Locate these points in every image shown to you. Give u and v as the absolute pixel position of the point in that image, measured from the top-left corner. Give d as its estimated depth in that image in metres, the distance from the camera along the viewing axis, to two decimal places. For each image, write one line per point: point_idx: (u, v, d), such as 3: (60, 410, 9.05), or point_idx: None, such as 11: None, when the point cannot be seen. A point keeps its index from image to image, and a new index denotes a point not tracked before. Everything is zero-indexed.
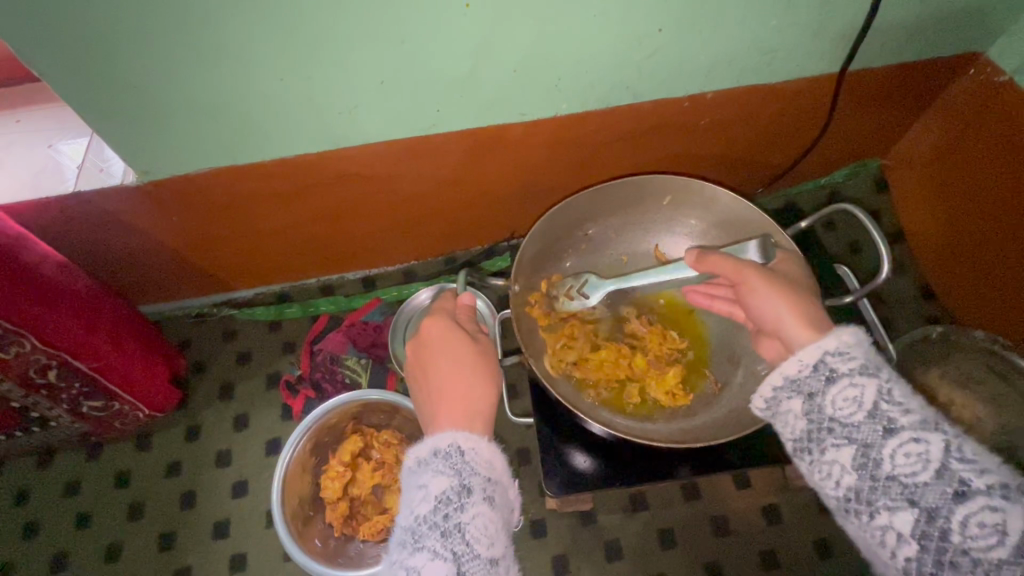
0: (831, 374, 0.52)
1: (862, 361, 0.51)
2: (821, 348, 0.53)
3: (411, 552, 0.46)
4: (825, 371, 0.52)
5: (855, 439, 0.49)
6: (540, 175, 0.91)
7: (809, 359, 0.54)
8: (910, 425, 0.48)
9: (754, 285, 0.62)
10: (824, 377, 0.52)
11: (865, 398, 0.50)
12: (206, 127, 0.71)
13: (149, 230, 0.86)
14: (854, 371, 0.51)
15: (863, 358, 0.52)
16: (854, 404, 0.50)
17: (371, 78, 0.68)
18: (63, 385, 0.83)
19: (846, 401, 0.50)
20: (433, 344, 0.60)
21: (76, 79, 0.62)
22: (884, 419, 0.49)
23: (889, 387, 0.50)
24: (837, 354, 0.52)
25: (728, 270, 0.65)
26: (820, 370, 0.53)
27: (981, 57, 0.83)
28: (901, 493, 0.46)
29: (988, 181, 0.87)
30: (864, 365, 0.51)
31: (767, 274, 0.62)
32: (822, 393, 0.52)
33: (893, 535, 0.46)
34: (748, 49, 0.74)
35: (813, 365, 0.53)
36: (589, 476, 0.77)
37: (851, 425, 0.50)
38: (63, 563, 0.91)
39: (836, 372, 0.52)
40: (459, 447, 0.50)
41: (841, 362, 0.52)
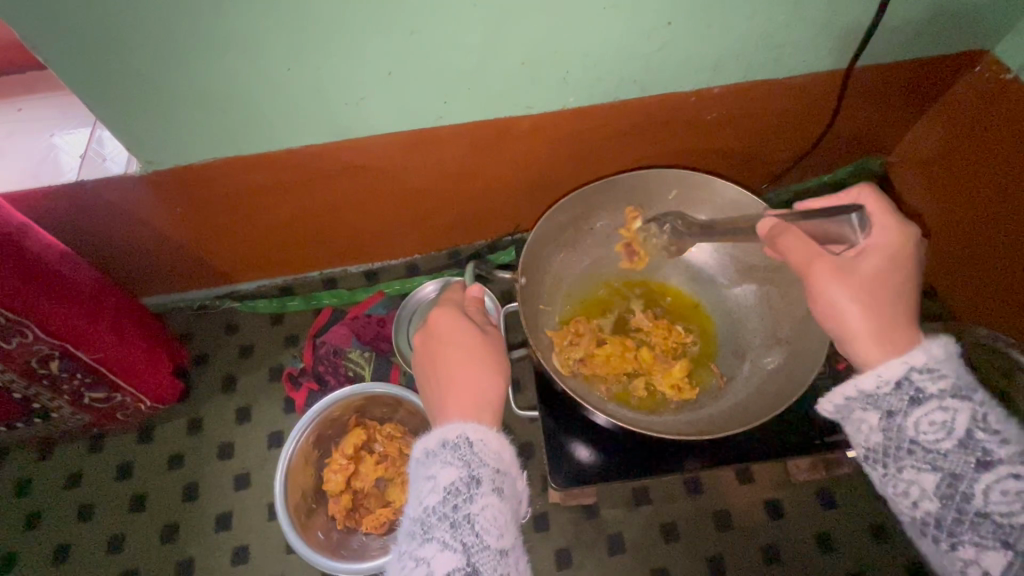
0: (918, 394, 0.49)
1: (953, 382, 0.49)
2: (906, 364, 0.50)
3: (420, 543, 0.46)
4: (910, 389, 0.50)
5: (941, 467, 0.47)
6: (546, 169, 0.91)
7: (891, 375, 0.51)
8: (1007, 460, 0.46)
9: (817, 283, 0.57)
10: (908, 397, 0.49)
11: (955, 424, 0.47)
12: (211, 116, 0.71)
13: (152, 220, 0.85)
14: (944, 394, 0.48)
15: (954, 379, 0.49)
16: (942, 430, 0.48)
17: (379, 70, 0.68)
18: (65, 376, 0.83)
19: (932, 426, 0.48)
20: (442, 335, 0.60)
21: (81, 66, 0.61)
22: (978, 449, 0.46)
23: (982, 414, 0.47)
24: (925, 372, 0.49)
25: (804, 253, 0.59)
26: (905, 388, 0.50)
27: (987, 54, 0.83)
28: (993, 530, 0.45)
29: (994, 178, 0.86)
30: (955, 386, 0.48)
31: (851, 267, 0.56)
32: (903, 412, 0.49)
33: (977, 570, 0.45)
34: (756, 44, 0.74)
35: (897, 382, 0.50)
36: (596, 469, 0.77)
37: (936, 452, 0.48)
38: (64, 553, 0.91)
39: (923, 393, 0.49)
40: (468, 438, 0.50)
41: (928, 382, 0.49)
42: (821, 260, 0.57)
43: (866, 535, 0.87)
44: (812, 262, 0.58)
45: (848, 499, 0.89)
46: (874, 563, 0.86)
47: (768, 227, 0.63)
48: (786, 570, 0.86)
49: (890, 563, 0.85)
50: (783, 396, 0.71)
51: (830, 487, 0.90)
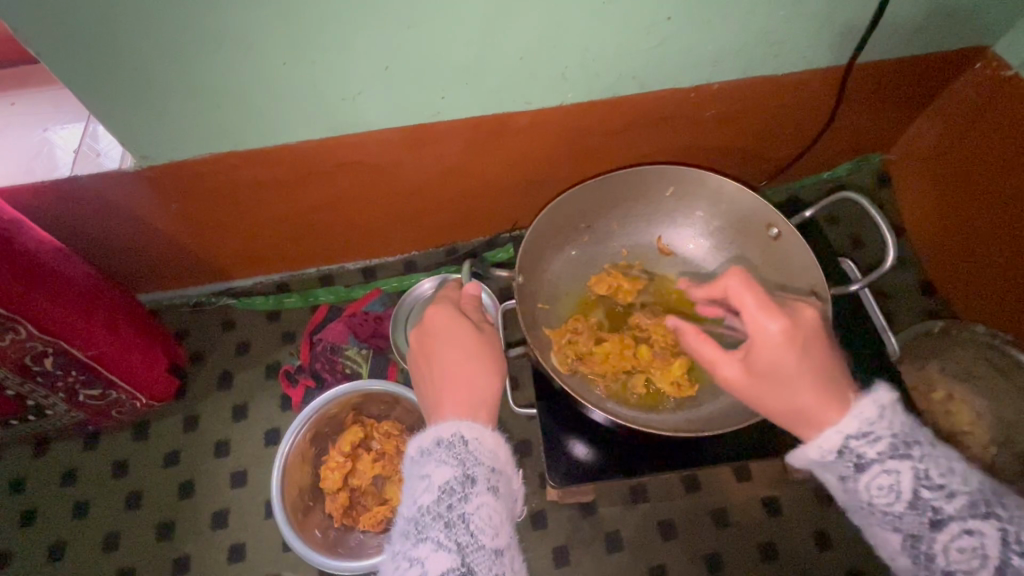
0: (859, 461, 0.49)
1: (890, 441, 0.48)
2: (840, 433, 0.50)
3: (414, 543, 0.45)
4: (851, 457, 0.49)
5: (902, 529, 0.48)
6: (543, 166, 0.90)
7: (829, 446, 0.50)
8: (958, 515, 0.46)
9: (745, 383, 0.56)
10: (852, 464, 0.49)
11: (902, 487, 0.47)
12: (206, 111, 0.70)
13: (147, 216, 0.85)
14: (883, 457, 0.48)
15: (891, 438, 0.48)
16: (890, 493, 0.48)
17: (375, 64, 0.67)
18: (59, 373, 0.82)
19: (881, 490, 0.48)
20: (438, 333, 0.60)
21: (73, 60, 0.61)
22: (928, 510, 0.47)
23: (924, 470, 0.47)
24: (860, 438, 0.49)
25: (751, 317, 0.55)
26: (846, 456, 0.49)
27: (988, 51, 0.83)
28: None
29: (992, 176, 0.87)
30: (891, 447, 0.48)
31: (797, 334, 0.53)
32: (853, 478, 0.49)
33: None
34: (756, 40, 0.73)
35: (837, 451, 0.50)
36: (594, 467, 0.77)
37: (893, 514, 0.48)
38: (59, 551, 0.91)
39: (863, 460, 0.49)
40: (463, 437, 0.50)
41: (867, 447, 0.49)
42: (767, 328, 0.54)
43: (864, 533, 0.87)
44: (760, 328, 0.54)
45: None
46: (871, 560, 0.86)
47: (718, 286, 0.60)
48: (784, 568, 0.86)
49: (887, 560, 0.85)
50: None
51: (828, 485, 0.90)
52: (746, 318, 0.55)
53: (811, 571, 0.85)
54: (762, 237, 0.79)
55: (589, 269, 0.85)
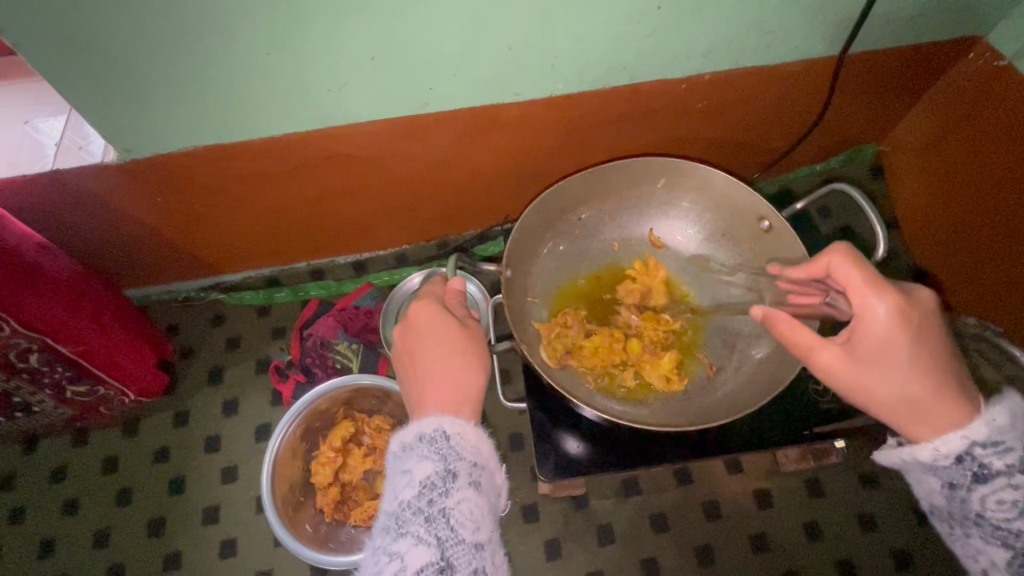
0: (983, 470, 0.51)
1: (1018, 455, 0.51)
2: (967, 440, 0.52)
3: (394, 538, 0.45)
4: (973, 465, 0.52)
5: (1012, 545, 0.51)
6: (534, 158, 0.89)
7: (951, 451, 0.52)
8: None
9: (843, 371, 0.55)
10: (973, 472, 0.52)
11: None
12: (189, 103, 0.69)
13: (132, 210, 0.84)
14: (1011, 470, 0.51)
15: (1020, 451, 0.51)
16: (1010, 508, 0.51)
17: (361, 54, 0.66)
18: (45, 370, 0.81)
19: (1000, 504, 0.51)
20: (421, 329, 0.59)
21: (49, 50, 0.59)
22: None
23: None
24: (987, 447, 0.51)
25: (859, 295, 0.54)
26: (967, 464, 0.52)
27: (980, 41, 0.83)
28: None
29: (982, 168, 0.86)
30: (1021, 461, 0.51)
31: (911, 318, 0.53)
32: (968, 487, 0.52)
33: None
34: (748, 30, 0.72)
35: (958, 458, 0.52)
36: (584, 461, 0.77)
37: (1007, 528, 0.51)
38: (50, 548, 0.90)
39: (988, 471, 0.51)
40: (445, 432, 0.50)
41: (995, 458, 0.51)
42: (880, 311, 0.53)
43: (854, 524, 0.87)
44: (867, 308, 0.54)
45: (836, 489, 0.90)
46: (862, 551, 0.86)
47: (815, 265, 0.59)
48: (775, 559, 0.86)
49: (875, 550, 0.86)
50: (772, 387, 0.70)
51: (818, 476, 0.90)
52: (857, 299, 0.54)
53: (801, 562, 0.86)
54: (753, 231, 0.78)
55: (580, 262, 0.84)
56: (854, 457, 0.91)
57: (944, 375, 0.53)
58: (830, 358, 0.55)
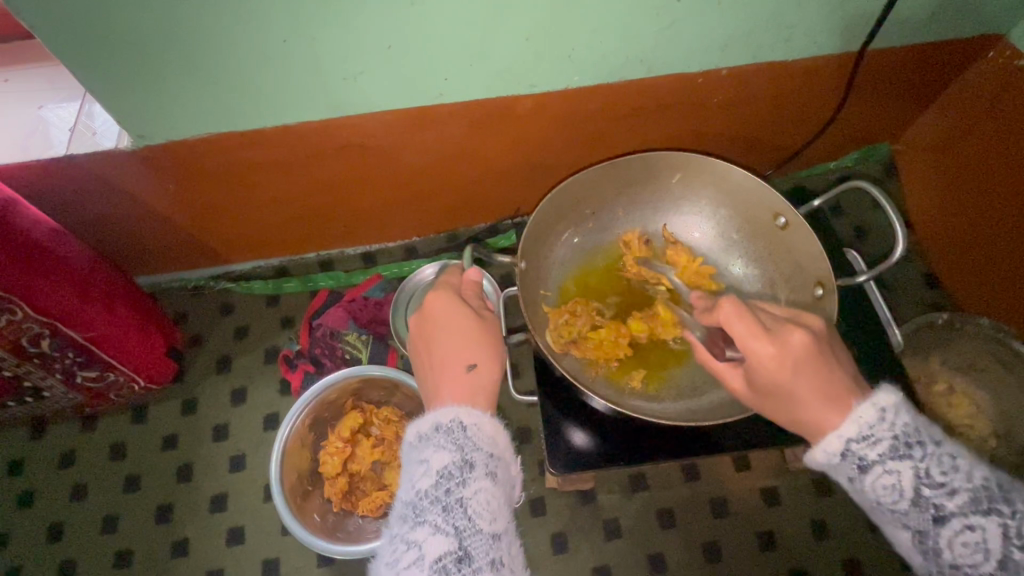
0: (862, 462, 0.48)
1: (890, 442, 0.47)
2: (841, 436, 0.49)
3: (412, 526, 0.45)
4: (855, 459, 0.48)
5: (909, 526, 0.47)
6: (547, 151, 0.89)
7: (832, 449, 0.49)
8: (960, 511, 0.45)
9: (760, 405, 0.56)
10: (855, 466, 0.48)
11: (905, 486, 0.46)
12: (203, 89, 0.68)
13: (145, 197, 0.84)
14: (884, 458, 0.47)
15: (891, 438, 0.47)
16: (894, 493, 0.47)
17: (378, 43, 0.65)
18: (56, 355, 0.81)
19: (885, 490, 0.47)
20: (438, 319, 0.59)
21: (66, 32, 0.59)
22: (930, 506, 0.46)
23: (925, 467, 0.46)
24: (861, 441, 0.48)
25: (739, 342, 0.54)
26: (849, 458, 0.48)
27: (1003, 39, 0.82)
28: None
29: (998, 167, 0.86)
30: (892, 448, 0.47)
31: (778, 359, 0.52)
32: (857, 479, 0.49)
33: None
34: (768, 23, 0.71)
35: (840, 454, 0.49)
36: (595, 455, 0.76)
37: (899, 512, 0.47)
38: (58, 533, 0.91)
39: (866, 462, 0.48)
40: (462, 423, 0.50)
41: (868, 449, 0.48)
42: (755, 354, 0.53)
43: (861, 525, 0.87)
44: (749, 351, 0.53)
45: (844, 488, 0.89)
46: (869, 552, 0.86)
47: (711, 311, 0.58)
48: (781, 558, 0.86)
49: (880, 549, 0.86)
50: None
51: (827, 476, 0.90)
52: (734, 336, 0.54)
53: (809, 561, 0.86)
54: (769, 228, 0.78)
55: (591, 257, 0.84)
56: None
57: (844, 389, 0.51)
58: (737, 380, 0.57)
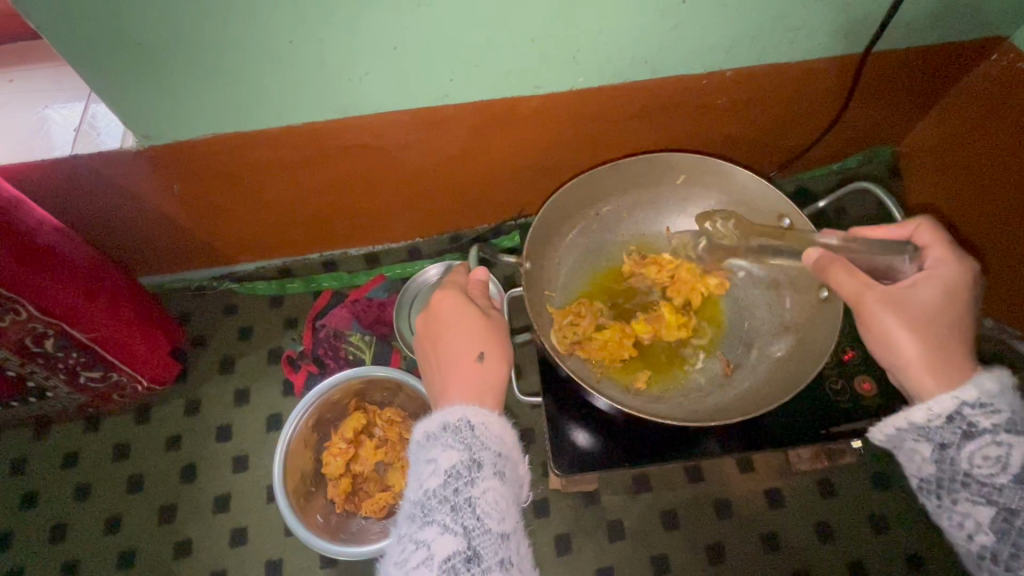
0: (971, 428, 0.51)
1: (1006, 416, 0.50)
2: (957, 399, 0.52)
3: (420, 526, 0.45)
4: (963, 424, 0.51)
5: (997, 501, 0.50)
6: (551, 152, 0.89)
7: (942, 410, 0.52)
8: None
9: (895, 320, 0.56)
10: (961, 431, 0.51)
11: (1009, 460, 0.50)
12: (210, 89, 0.69)
13: (150, 197, 0.84)
14: (997, 429, 0.50)
15: (1008, 414, 0.50)
16: (994, 463, 0.50)
17: (384, 44, 0.66)
18: (61, 355, 0.81)
19: (986, 460, 0.50)
20: (446, 319, 0.59)
21: (74, 32, 0.59)
22: None
23: None
24: (977, 407, 0.51)
25: (936, 255, 0.59)
26: (956, 423, 0.51)
27: (1004, 42, 0.82)
28: None
29: (1002, 168, 0.86)
30: (1008, 421, 0.50)
31: (960, 284, 0.57)
32: (956, 446, 0.51)
33: None
34: (772, 24, 0.72)
35: (948, 417, 0.52)
36: (600, 456, 0.76)
37: (991, 485, 0.50)
38: (61, 534, 0.90)
39: (975, 428, 0.51)
40: (470, 422, 0.50)
41: (982, 417, 0.51)
42: (939, 272, 0.58)
43: (865, 526, 0.87)
44: (936, 265, 0.58)
45: (848, 489, 0.89)
46: (872, 553, 0.86)
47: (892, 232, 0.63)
48: (785, 559, 0.86)
49: (884, 551, 0.86)
50: (789, 386, 0.70)
51: (830, 477, 0.90)
52: (927, 259, 0.59)
53: (812, 562, 0.85)
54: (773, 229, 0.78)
55: (596, 258, 0.84)
56: (868, 459, 0.91)
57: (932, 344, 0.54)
58: (877, 298, 0.57)
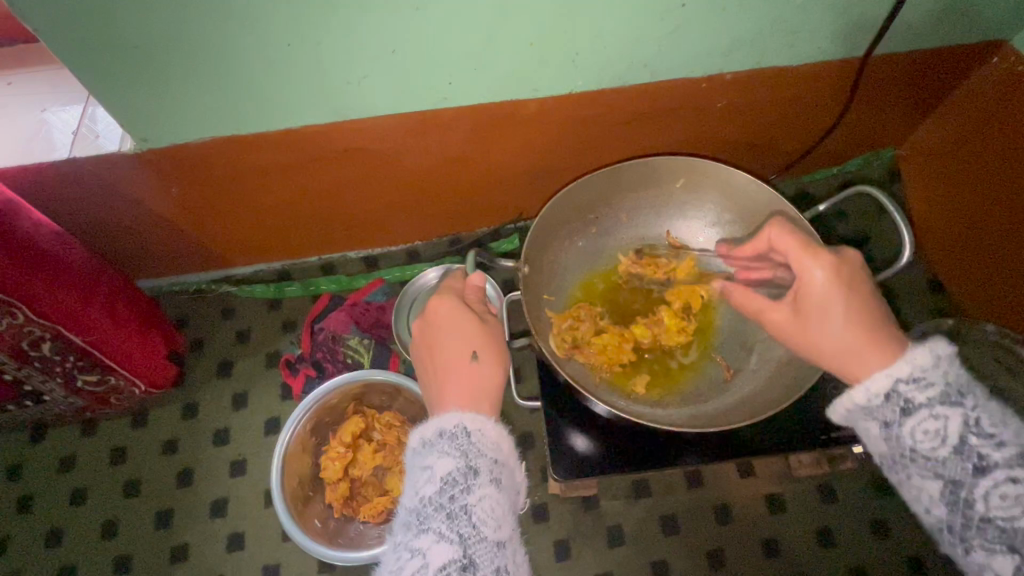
0: (907, 405, 0.51)
1: (941, 388, 0.50)
2: (890, 376, 0.52)
3: (415, 534, 0.44)
4: (900, 400, 0.51)
5: (942, 474, 0.49)
6: (550, 156, 0.89)
7: (878, 390, 0.52)
8: (1004, 463, 0.46)
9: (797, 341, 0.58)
10: (899, 408, 0.51)
11: (948, 432, 0.49)
12: (207, 93, 0.68)
13: (148, 201, 0.83)
14: (932, 402, 0.50)
15: (943, 385, 0.50)
16: (935, 437, 0.49)
17: (381, 47, 0.65)
18: (57, 358, 0.81)
19: (926, 435, 0.49)
20: (443, 324, 0.59)
21: (71, 36, 0.59)
22: (973, 455, 0.47)
23: (975, 417, 0.48)
24: (910, 382, 0.51)
25: (796, 261, 0.59)
26: (894, 399, 0.52)
27: (1005, 45, 0.82)
28: (999, 537, 0.45)
29: (1002, 172, 0.85)
30: (943, 393, 0.50)
31: (841, 276, 0.57)
32: (898, 423, 0.51)
33: None
34: (772, 28, 0.71)
35: (885, 396, 0.52)
36: (598, 460, 0.76)
37: (935, 459, 0.49)
38: (57, 539, 0.90)
39: (912, 403, 0.50)
40: (466, 429, 0.49)
41: (917, 392, 0.50)
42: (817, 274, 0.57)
43: (867, 532, 0.86)
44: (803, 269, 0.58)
45: (849, 495, 0.89)
46: (874, 559, 0.85)
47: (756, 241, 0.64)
48: (786, 565, 0.85)
49: (886, 557, 0.85)
50: (791, 391, 0.70)
51: (831, 482, 0.90)
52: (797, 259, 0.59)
53: (813, 568, 0.85)
54: None
55: (595, 262, 0.83)
56: (870, 465, 0.90)
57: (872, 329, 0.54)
58: (779, 316, 0.60)
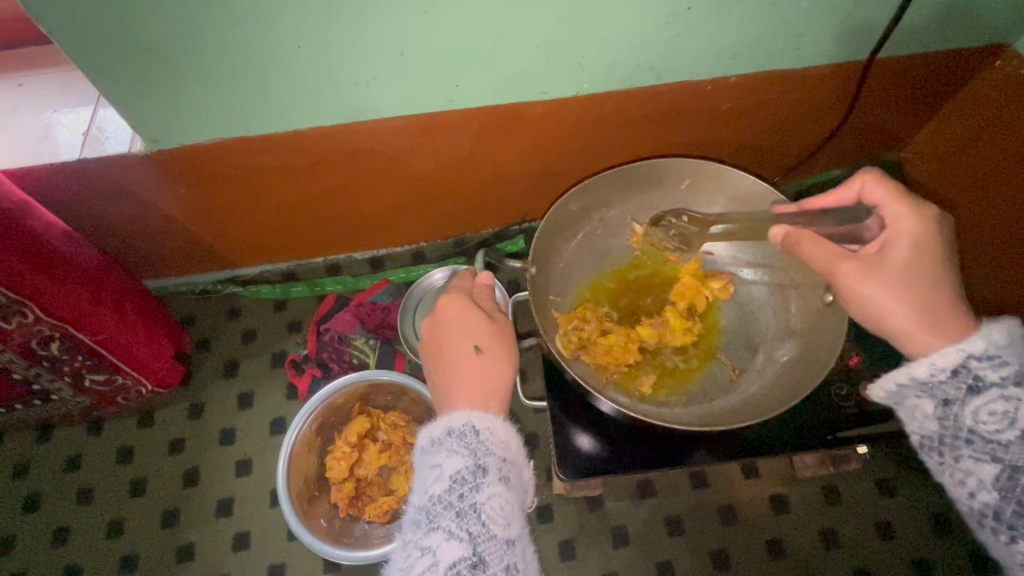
0: (976, 382, 0.50)
1: (1015, 369, 0.50)
2: (962, 353, 0.51)
3: (425, 532, 0.45)
4: (968, 377, 0.51)
5: (1002, 457, 0.49)
6: (555, 158, 0.89)
7: (946, 364, 0.52)
8: None
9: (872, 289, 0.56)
10: (966, 385, 0.51)
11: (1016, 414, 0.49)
12: (218, 95, 0.69)
13: (156, 202, 0.84)
14: (1005, 381, 0.50)
15: (1016, 366, 0.50)
16: (1000, 419, 0.49)
17: (391, 50, 0.66)
18: (66, 358, 0.81)
19: (991, 416, 0.49)
20: (451, 323, 0.59)
21: (85, 38, 0.60)
22: None
23: None
24: (983, 359, 0.50)
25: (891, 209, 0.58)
26: (960, 376, 0.51)
27: (1008, 49, 0.82)
28: None
29: (1005, 175, 0.86)
30: (1017, 374, 0.49)
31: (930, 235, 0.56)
32: (961, 401, 0.51)
33: None
34: (777, 31, 0.72)
35: (952, 371, 0.51)
36: (605, 460, 0.76)
37: (997, 441, 0.49)
38: (63, 538, 0.90)
39: (981, 382, 0.50)
40: (475, 427, 0.50)
41: (990, 370, 0.50)
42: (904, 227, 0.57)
43: (871, 534, 0.87)
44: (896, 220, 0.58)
45: (853, 496, 0.89)
46: (877, 561, 0.85)
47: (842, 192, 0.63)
48: (790, 566, 0.85)
49: (889, 558, 0.85)
50: (799, 390, 0.70)
51: (835, 483, 0.90)
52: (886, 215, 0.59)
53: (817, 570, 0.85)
54: None
55: (600, 264, 0.84)
56: (874, 466, 0.90)
57: (944, 282, 0.55)
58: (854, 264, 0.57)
